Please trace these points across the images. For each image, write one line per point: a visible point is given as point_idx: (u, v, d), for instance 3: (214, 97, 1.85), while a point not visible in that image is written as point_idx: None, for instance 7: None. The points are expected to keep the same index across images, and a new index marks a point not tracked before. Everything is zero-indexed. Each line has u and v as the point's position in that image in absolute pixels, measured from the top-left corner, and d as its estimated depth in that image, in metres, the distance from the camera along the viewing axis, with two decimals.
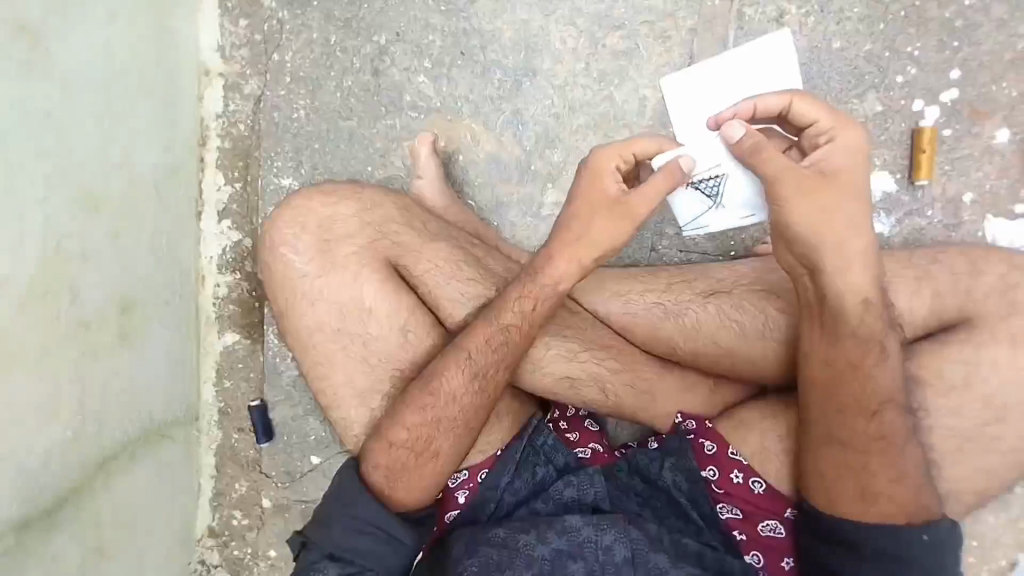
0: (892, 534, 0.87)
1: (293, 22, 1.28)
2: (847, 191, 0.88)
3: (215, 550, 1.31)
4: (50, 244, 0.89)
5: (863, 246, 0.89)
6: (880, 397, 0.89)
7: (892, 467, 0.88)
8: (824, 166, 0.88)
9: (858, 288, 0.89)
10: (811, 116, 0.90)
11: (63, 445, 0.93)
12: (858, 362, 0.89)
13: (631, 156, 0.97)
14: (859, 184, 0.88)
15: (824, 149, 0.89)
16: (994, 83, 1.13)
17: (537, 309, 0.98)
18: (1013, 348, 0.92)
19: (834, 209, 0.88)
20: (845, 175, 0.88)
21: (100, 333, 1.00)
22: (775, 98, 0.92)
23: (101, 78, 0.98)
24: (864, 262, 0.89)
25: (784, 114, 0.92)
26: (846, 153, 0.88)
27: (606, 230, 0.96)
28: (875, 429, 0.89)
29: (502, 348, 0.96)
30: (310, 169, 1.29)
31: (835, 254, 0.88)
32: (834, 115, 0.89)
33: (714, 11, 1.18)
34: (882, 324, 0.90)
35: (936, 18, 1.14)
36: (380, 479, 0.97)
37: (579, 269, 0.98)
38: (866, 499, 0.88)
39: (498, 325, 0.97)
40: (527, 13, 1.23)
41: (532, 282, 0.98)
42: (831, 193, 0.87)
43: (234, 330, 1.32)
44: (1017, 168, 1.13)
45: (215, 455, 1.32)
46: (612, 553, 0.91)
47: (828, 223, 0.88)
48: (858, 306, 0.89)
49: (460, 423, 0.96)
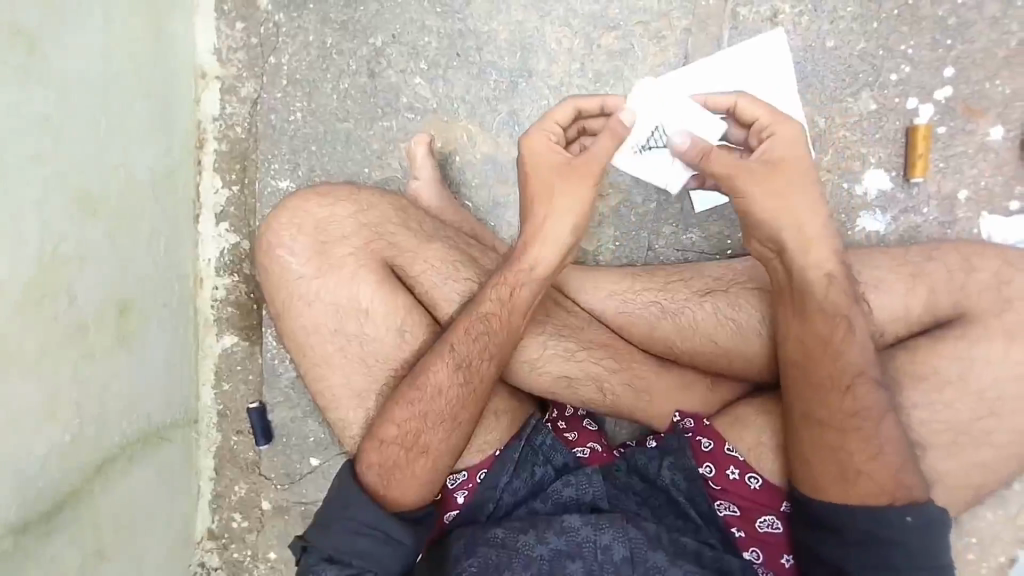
0: (877, 517, 0.86)
1: (289, 25, 1.28)
2: (796, 175, 0.90)
3: (215, 552, 1.31)
4: (48, 248, 0.89)
5: (821, 224, 0.91)
6: (851, 371, 0.89)
7: (871, 446, 0.88)
8: (769, 156, 0.90)
9: (820, 263, 0.91)
10: (751, 113, 0.92)
11: (62, 448, 0.93)
12: (828, 338, 0.90)
13: (556, 129, 0.99)
14: (808, 168, 0.90)
15: (767, 142, 0.91)
16: (988, 81, 1.13)
17: (516, 296, 0.98)
18: (1008, 343, 0.92)
19: (785, 190, 0.90)
20: (793, 163, 0.90)
21: (99, 335, 1.00)
22: (721, 99, 0.94)
23: (98, 82, 0.99)
24: (824, 243, 0.91)
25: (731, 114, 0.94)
26: (789, 143, 0.90)
27: (568, 205, 0.97)
28: (850, 405, 0.89)
29: (484, 338, 0.97)
30: (307, 171, 1.29)
31: (794, 231, 0.90)
32: (773, 112, 0.91)
33: (709, 11, 1.19)
34: (847, 298, 0.91)
35: (930, 17, 1.14)
36: (374, 479, 0.96)
37: (554, 252, 0.98)
38: (847, 481, 0.88)
39: (477, 315, 0.98)
40: (523, 14, 1.23)
41: (509, 271, 0.99)
42: (781, 180, 0.90)
43: (232, 332, 1.32)
44: (1011, 165, 1.14)
45: (214, 458, 1.32)
46: (611, 552, 0.91)
47: (782, 205, 0.90)
48: (821, 281, 0.91)
49: (449, 417, 0.96)
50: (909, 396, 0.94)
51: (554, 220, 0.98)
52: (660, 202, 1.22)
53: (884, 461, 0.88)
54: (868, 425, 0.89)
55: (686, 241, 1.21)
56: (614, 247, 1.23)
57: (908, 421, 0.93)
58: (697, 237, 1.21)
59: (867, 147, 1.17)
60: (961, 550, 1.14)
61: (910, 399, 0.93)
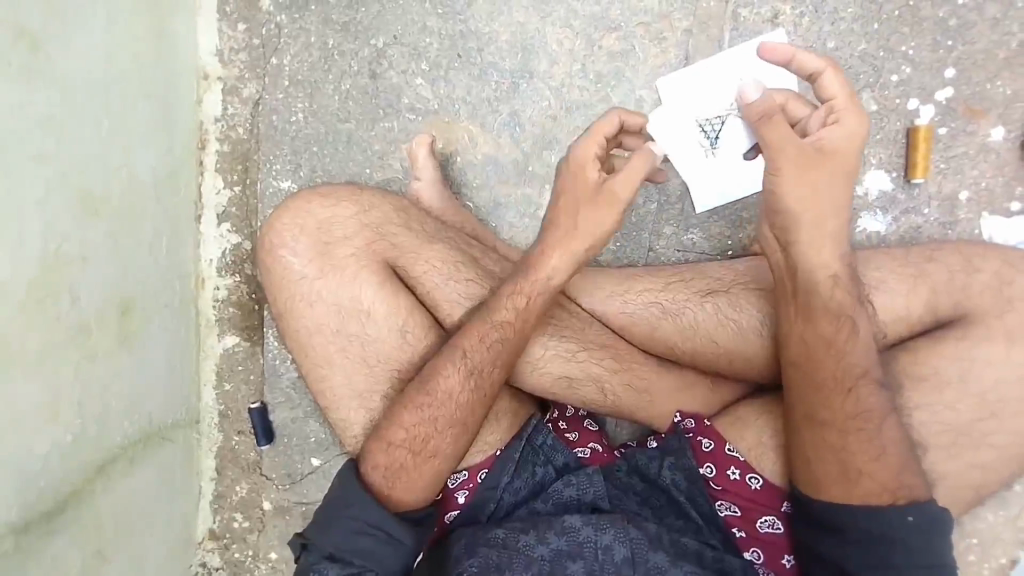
0: (874, 518, 0.86)
1: (291, 26, 1.29)
2: (838, 172, 0.88)
3: (216, 552, 1.31)
4: (50, 249, 0.90)
5: (836, 227, 0.90)
6: (855, 374, 0.90)
7: (872, 447, 0.88)
8: (824, 145, 0.88)
9: (826, 264, 0.91)
10: (830, 92, 0.89)
11: (64, 448, 0.93)
12: (833, 338, 0.90)
13: (602, 140, 0.99)
14: (850, 172, 0.89)
15: (832, 127, 0.88)
16: (989, 82, 1.14)
17: (531, 306, 0.99)
18: (1008, 345, 0.93)
19: (820, 186, 0.88)
20: (841, 159, 0.88)
21: (100, 335, 1.00)
22: (813, 59, 0.90)
23: (99, 83, 0.99)
24: (833, 244, 0.91)
25: (812, 79, 0.90)
26: (849, 138, 0.88)
27: (592, 224, 0.97)
28: (852, 407, 0.89)
29: (497, 346, 0.97)
30: (309, 172, 1.29)
31: (810, 232, 0.90)
32: (851, 98, 0.88)
33: (710, 13, 1.19)
34: (851, 300, 0.92)
35: (931, 18, 1.14)
36: (378, 480, 0.96)
37: (571, 261, 0.98)
38: (848, 483, 0.88)
39: (492, 323, 0.98)
40: (524, 15, 1.24)
41: (525, 279, 0.99)
42: (819, 174, 0.88)
43: (234, 332, 1.32)
44: (1012, 166, 1.14)
45: (216, 458, 1.32)
46: (612, 552, 0.91)
47: (813, 201, 0.88)
48: (827, 282, 0.91)
49: (458, 421, 0.96)
50: (910, 397, 0.94)
51: (579, 232, 0.98)
52: (661, 202, 1.22)
53: (884, 461, 0.88)
54: (870, 426, 0.89)
55: (687, 242, 1.21)
56: (614, 248, 1.23)
57: (909, 423, 0.93)
58: (697, 237, 1.21)
59: (867, 148, 1.17)
60: (962, 551, 1.14)
61: (911, 400, 0.94)
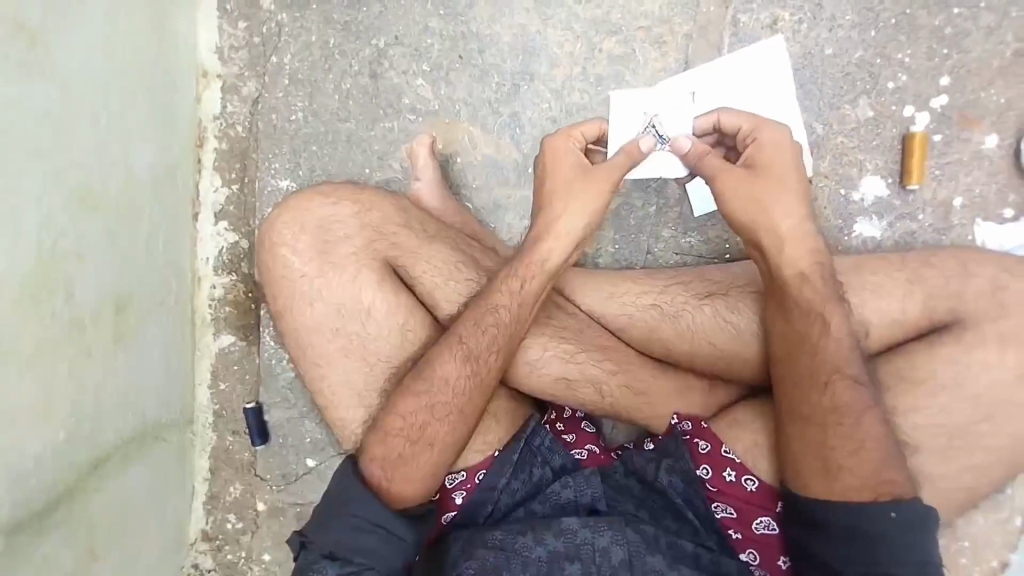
0: (857, 513, 0.85)
1: (292, 25, 1.28)
2: (778, 180, 0.95)
3: (209, 553, 1.30)
4: (46, 245, 0.89)
5: (806, 230, 0.94)
6: (828, 369, 0.91)
7: (852, 438, 0.88)
8: (755, 162, 0.96)
9: (794, 261, 0.93)
10: (733, 126, 1.00)
11: (57, 447, 0.92)
12: (804, 333, 0.92)
13: (580, 135, 1.06)
14: (793, 172, 0.95)
15: (751, 149, 0.97)
16: (983, 90, 1.15)
17: (526, 288, 1.01)
18: (1001, 349, 0.94)
19: (773, 205, 0.94)
20: (777, 165, 0.95)
21: (96, 332, 0.99)
22: (704, 121, 1.03)
23: (99, 77, 0.99)
24: (804, 245, 0.94)
25: (716, 129, 1.02)
26: (773, 146, 0.96)
27: (585, 202, 1.02)
28: (830, 401, 0.90)
29: (493, 330, 0.98)
30: (308, 171, 1.29)
31: (777, 239, 0.94)
32: (754, 120, 0.98)
33: (709, 18, 1.20)
34: (822, 296, 0.93)
35: (927, 26, 1.16)
36: (376, 472, 0.95)
37: (566, 244, 1.02)
38: (830, 475, 0.88)
39: (487, 308, 0.99)
40: (526, 18, 1.24)
41: (521, 266, 1.01)
42: (764, 191, 0.95)
43: (230, 331, 1.32)
44: (1005, 174, 1.15)
45: (209, 458, 1.31)
46: (609, 555, 0.91)
47: (767, 214, 0.94)
48: (794, 279, 0.93)
49: (454, 409, 0.96)
50: (904, 400, 0.95)
51: (567, 217, 1.02)
52: (659, 204, 1.22)
53: (870, 458, 0.88)
54: (848, 422, 0.89)
55: (685, 244, 1.22)
56: (613, 251, 1.24)
57: (903, 425, 0.94)
58: (695, 241, 1.22)
59: (863, 154, 1.18)
60: (955, 554, 1.15)
61: (905, 403, 0.95)
